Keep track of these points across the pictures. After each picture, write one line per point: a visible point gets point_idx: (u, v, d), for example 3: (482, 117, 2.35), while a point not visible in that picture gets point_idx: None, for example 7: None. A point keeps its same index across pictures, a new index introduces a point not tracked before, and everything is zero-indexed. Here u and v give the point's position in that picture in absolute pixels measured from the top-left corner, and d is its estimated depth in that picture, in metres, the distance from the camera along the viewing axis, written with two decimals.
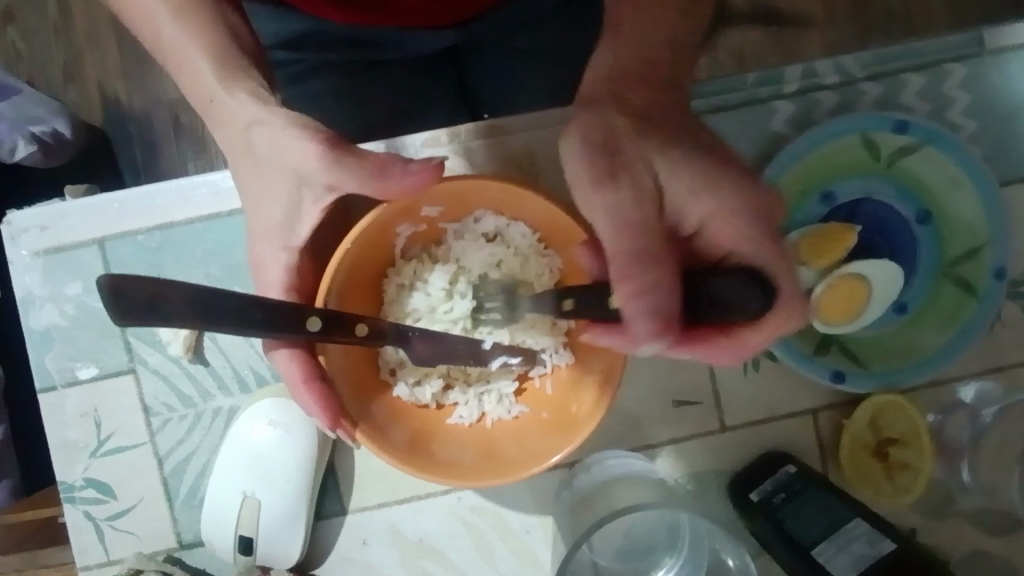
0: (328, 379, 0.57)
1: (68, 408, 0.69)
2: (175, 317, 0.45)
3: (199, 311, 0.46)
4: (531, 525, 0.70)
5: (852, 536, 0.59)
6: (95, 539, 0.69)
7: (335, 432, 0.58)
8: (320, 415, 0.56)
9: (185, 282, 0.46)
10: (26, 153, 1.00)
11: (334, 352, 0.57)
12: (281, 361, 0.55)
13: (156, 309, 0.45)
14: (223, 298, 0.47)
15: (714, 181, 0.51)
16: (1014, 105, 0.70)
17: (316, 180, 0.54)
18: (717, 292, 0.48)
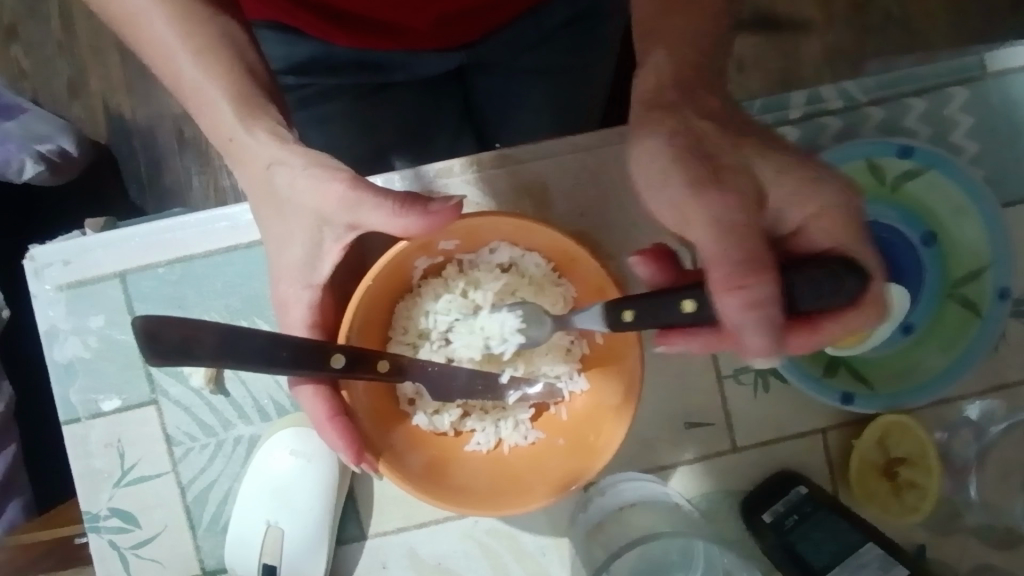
0: (350, 412, 0.58)
1: (93, 437, 0.70)
2: (205, 358, 0.47)
3: (227, 352, 0.47)
4: (546, 546, 0.71)
5: (863, 563, 0.62)
6: (120, 566, 0.70)
7: (359, 466, 0.59)
8: (344, 450, 0.57)
9: (216, 322, 0.47)
10: (34, 172, 0.97)
11: (355, 386, 0.59)
12: (306, 398, 0.56)
13: (188, 352, 0.46)
14: (251, 339, 0.49)
15: (809, 179, 0.47)
16: (1015, 127, 0.72)
17: (337, 220, 0.56)
18: (810, 286, 0.46)
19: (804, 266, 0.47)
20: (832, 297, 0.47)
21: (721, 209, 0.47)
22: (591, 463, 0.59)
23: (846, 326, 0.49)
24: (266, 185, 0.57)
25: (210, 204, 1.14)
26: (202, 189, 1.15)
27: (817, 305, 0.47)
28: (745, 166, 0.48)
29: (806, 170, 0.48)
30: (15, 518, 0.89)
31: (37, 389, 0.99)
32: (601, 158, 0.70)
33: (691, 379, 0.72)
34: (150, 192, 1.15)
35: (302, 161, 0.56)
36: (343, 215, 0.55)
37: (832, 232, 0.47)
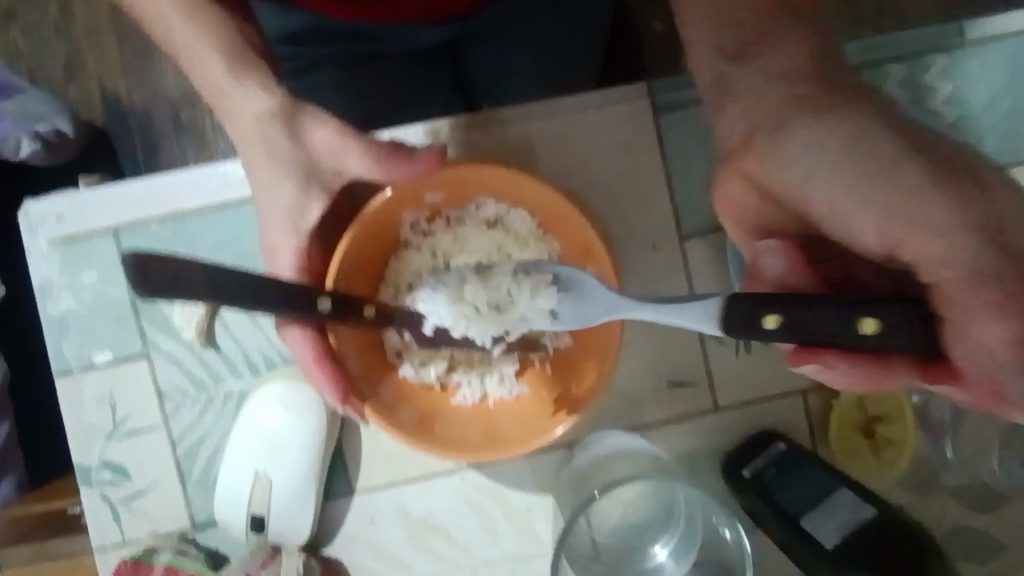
0: (337, 357, 0.60)
1: (85, 391, 0.71)
2: (190, 293, 0.47)
3: (215, 289, 0.48)
4: (532, 503, 0.73)
5: (838, 504, 0.61)
6: (111, 520, 0.71)
7: (343, 409, 0.61)
8: (330, 391, 0.59)
9: (200, 261, 0.48)
10: (31, 150, 0.98)
11: (343, 333, 0.60)
12: (294, 340, 0.58)
13: (174, 286, 0.47)
14: (235, 277, 0.49)
15: None
16: (992, 94, 0.73)
17: (325, 169, 0.58)
18: None
19: None
20: None
21: (927, 199, 0.45)
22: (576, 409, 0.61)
23: None
24: (255, 135, 0.58)
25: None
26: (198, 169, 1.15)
27: None
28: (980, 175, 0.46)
29: None
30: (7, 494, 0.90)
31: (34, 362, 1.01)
32: (587, 122, 0.72)
33: (676, 341, 0.73)
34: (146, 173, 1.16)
35: (290, 112, 0.57)
36: None
37: None
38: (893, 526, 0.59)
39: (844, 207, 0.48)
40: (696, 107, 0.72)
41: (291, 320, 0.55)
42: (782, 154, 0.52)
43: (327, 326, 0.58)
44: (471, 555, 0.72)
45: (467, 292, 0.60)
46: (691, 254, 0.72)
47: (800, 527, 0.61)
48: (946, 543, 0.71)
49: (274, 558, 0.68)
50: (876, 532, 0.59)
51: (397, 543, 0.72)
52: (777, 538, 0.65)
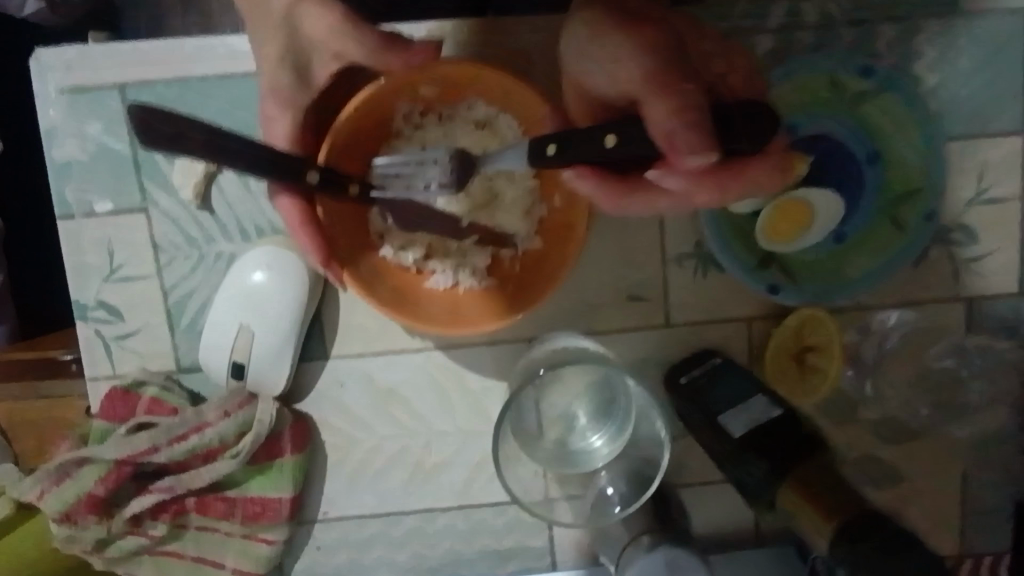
0: (321, 226, 0.65)
1: (85, 233, 0.76)
2: (195, 151, 0.53)
3: (213, 150, 0.53)
4: (488, 387, 0.80)
5: (751, 406, 0.65)
6: (103, 354, 0.78)
7: (325, 273, 0.67)
8: (315, 254, 0.65)
9: (202, 123, 0.53)
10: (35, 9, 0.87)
11: (330, 205, 0.66)
12: (281, 205, 0.63)
13: (177, 140, 0.52)
14: (235, 149, 0.54)
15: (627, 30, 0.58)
16: (971, 65, 0.77)
17: (324, 48, 0.61)
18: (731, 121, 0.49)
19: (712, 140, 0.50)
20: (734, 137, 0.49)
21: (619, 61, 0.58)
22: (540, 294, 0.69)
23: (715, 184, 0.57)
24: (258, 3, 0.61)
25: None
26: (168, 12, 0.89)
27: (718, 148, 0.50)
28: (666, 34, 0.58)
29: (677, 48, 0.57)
30: None
31: None
32: None
33: (639, 258, 0.78)
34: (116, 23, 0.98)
35: None
36: (332, 43, 0.60)
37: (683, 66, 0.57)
38: (786, 424, 0.62)
39: (594, 59, 0.60)
40: None
41: (282, 188, 0.61)
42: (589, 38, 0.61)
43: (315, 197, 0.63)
44: (426, 426, 0.81)
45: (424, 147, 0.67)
46: None
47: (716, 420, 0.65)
48: (851, 468, 0.80)
49: (249, 402, 0.74)
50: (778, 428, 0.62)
51: (362, 406, 0.80)
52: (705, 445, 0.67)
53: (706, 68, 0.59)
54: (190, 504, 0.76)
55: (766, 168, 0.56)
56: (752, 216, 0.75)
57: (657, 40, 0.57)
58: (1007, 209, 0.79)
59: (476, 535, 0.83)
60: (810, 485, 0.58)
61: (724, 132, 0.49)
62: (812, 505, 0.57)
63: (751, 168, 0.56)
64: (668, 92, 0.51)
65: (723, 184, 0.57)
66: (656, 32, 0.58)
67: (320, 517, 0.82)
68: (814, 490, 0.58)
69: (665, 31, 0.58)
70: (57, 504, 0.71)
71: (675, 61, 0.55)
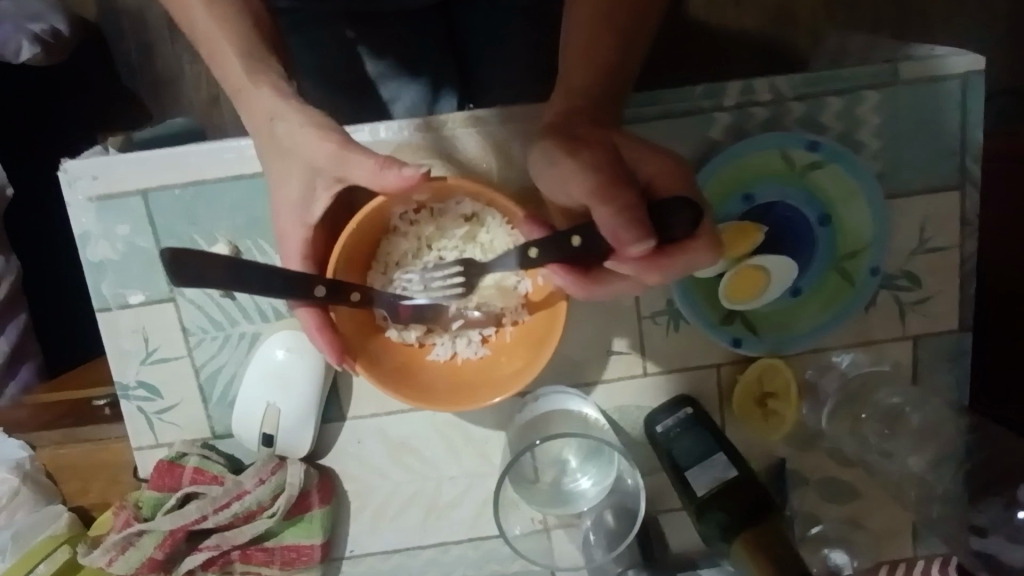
0: (335, 326, 0.75)
1: (122, 323, 0.86)
2: (216, 280, 0.62)
3: (235, 276, 0.62)
4: (489, 436, 0.90)
5: (713, 464, 0.78)
6: (147, 426, 0.88)
7: (341, 366, 0.77)
8: (330, 353, 0.75)
9: (225, 256, 0.62)
10: (31, 53, 1.10)
11: (342, 309, 0.76)
12: (301, 314, 0.74)
13: (201, 275, 0.62)
14: (252, 271, 0.63)
15: (572, 149, 0.64)
16: (914, 128, 0.83)
17: (327, 173, 0.69)
18: (668, 220, 0.60)
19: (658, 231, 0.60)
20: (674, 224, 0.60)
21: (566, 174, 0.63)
22: (531, 362, 0.77)
23: (681, 264, 0.62)
24: (269, 133, 0.70)
25: (201, 97, 1.26)
26: (195, 80, 1.27)
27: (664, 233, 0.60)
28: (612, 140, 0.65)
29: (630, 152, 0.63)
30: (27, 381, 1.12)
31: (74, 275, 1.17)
32: None
33: (617, 317, 0.87)
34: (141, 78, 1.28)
35: (298, 118, 0.69)
36: (333, 169, 0.68)
37: (637, 163, 0.63)
38: (743, 482, 0.75)
39: (553, 172, 0.65)
40: (654, 120, 0.82)
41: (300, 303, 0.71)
42: (546, 150, 0.66)
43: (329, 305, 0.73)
44: (436, 472, 0.91)
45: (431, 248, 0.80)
46: None
47: (683, 475, 0.79)
48: (814, 487, 0.91)
49: (281, 467, 0.85)
50: (736, 487, 0.75)
51: (378, 458, 0.90)
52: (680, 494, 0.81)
53: (638, 169, 0.63)
54: (235, 555, 0.87)
55: (703, 244, 0.61)
56: (716, 278, 0.85)
57: (595, 157, 0.62)
58: (948, 256, 0.87)
59: (486, 562, 0.94)
60: (766, 544, 0.70)
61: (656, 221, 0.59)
62: (763, 562, 0.69)
63: (690, 246, 0.61)
64: (599, 195, 0.59)
65: (671, 266, 0.62)
66: (595, 151, 0.63)
67: (347, 554, 0.93)
68: (768, 550, 0.69)
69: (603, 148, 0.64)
70: (125, 568, 0.84)
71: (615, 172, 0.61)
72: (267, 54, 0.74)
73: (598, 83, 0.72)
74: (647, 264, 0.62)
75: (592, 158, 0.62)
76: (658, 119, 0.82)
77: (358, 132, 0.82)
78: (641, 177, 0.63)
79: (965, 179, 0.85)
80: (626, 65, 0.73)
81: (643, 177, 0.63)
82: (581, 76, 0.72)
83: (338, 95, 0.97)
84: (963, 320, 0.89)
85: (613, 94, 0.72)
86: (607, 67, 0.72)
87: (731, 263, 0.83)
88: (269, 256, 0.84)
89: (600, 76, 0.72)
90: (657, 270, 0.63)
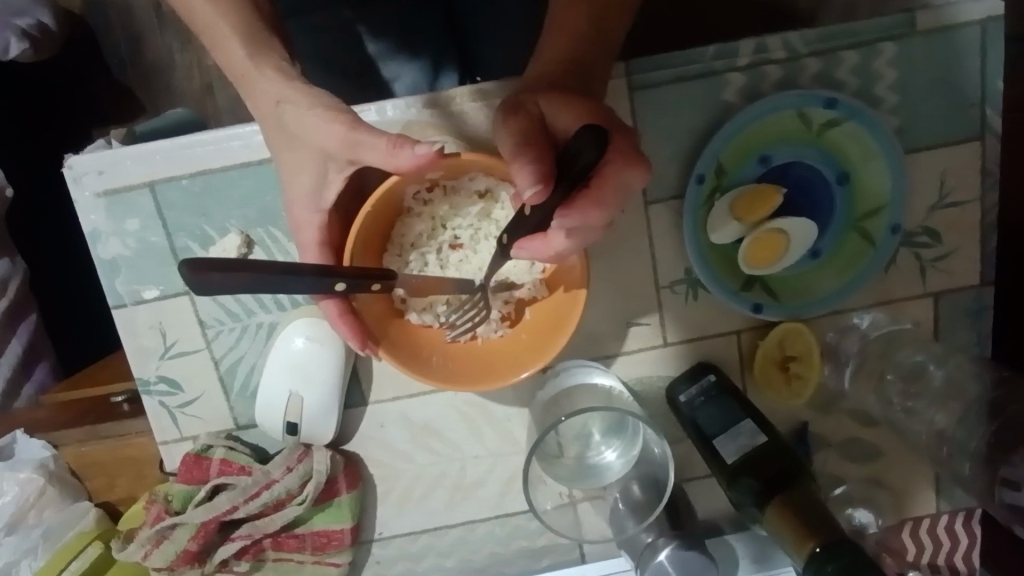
0: (357, 313, 0.75)
1: (139, 320, 0.85)
2: (236, 275, 0.58)
3: (251, 271, 0.59)
4: (511, 414, 0.90)
5: (740, 431, 0.78)
6: (170, 421, 0.89)
7: (364, 351, 0.77)
8: (352, 338, 0.75)
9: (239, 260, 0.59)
10: (20, 50, 1.07)
11: (363, 298, 0.76)
12: (324, 305, 0.74)
13: (218, 273, 0.58)
14: (270, 266, 0.60)
15: (510, 112, 0.64)
16: (933, 80, 0.81)
17: (339, 157, 0.68)
18: (572, 148, 0.56)
19: (565, 168, 0.57)
20: (582, 154, 0.55)
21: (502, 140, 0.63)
22: (552, 342, 0.76)
23: (616, 190, 0.59)
24: (277, 119, 0.69)
25: (194, 86, 1.22)
26: (186, 67, 1.22)
27: (575, 165, 0.55)
28: (539, 100, 0.64)
29: (560, 105, 0.62)
30: (44, 380, 1.11)
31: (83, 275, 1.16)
32: None
33: (635, 288, 0.86)
34: (131, 70, 1.23)
35: (305, 102, 0.68)
36: (345, 152, 0.67)
37: (568, 117, 0.61)
38: (774, 448, 0.76)
39: (499, 146, 0.66)
40: (665, 86, 0.80)
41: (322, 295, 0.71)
42: (496, 125, 0.67)
43: (351, 295, 0.73)
44: (460, 452, 0.91)
45: (444, 228, 0.79)
46: (653, 215, 0.84)
47: (711, 443, 0.79)
48: (836, 450, 0.91)
49: (307, 454, 0.85)
50: (767, 453, 0.76)
51: (402, 442, 0.90)
52: (709, 465, 0.81)
53: (561, 124, 0.62)
54: (267, 543, 0.88)
55: (622, 163, 0.57)
56: (734, 243, 0.84)
57: (517, 127, 0.62)
58: (967, 210, 0.86)
59: (513, 538, 0.94)
60: (796, 505, 0.69)
61: (564, 161, 0.57)
62: (794, 522, 0.68)
63: (610, 170, 0.57)
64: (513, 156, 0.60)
65: (605, 196, 0.58)
66: (523, 117, 0.63)
67: (376, 536, 0.93)
68: (799, 510, 0.69)
69: (538, 108, 0.64)
70: (161, 561, 0.84)
71: (533, 136, 0.61)
72: (269, 37, 0.73)
73: (606, 49, 0.71)
74: (589, 211, 0.59)
75: (519, 121, 0.63)
76: (669, 83, 0.80)
77: (365, 113, 0.80)
78: (566, 131, 0.61)
79: (986, 130, 0.83)
80: (607, 37, 0.71)
81: (563, 131, 0.62)
82: (558, 51, 0.70)
83: (342, 82, 0.94)
84: (985, 275, 0.88)
85: (593, 68, 0.70)
86: (589, 39, 0.70)
87: (749, 228, 0.82)
88: (282, 245, 0.83)
89: (578, 49, 0.70)
90: (598, 210, 0.59)
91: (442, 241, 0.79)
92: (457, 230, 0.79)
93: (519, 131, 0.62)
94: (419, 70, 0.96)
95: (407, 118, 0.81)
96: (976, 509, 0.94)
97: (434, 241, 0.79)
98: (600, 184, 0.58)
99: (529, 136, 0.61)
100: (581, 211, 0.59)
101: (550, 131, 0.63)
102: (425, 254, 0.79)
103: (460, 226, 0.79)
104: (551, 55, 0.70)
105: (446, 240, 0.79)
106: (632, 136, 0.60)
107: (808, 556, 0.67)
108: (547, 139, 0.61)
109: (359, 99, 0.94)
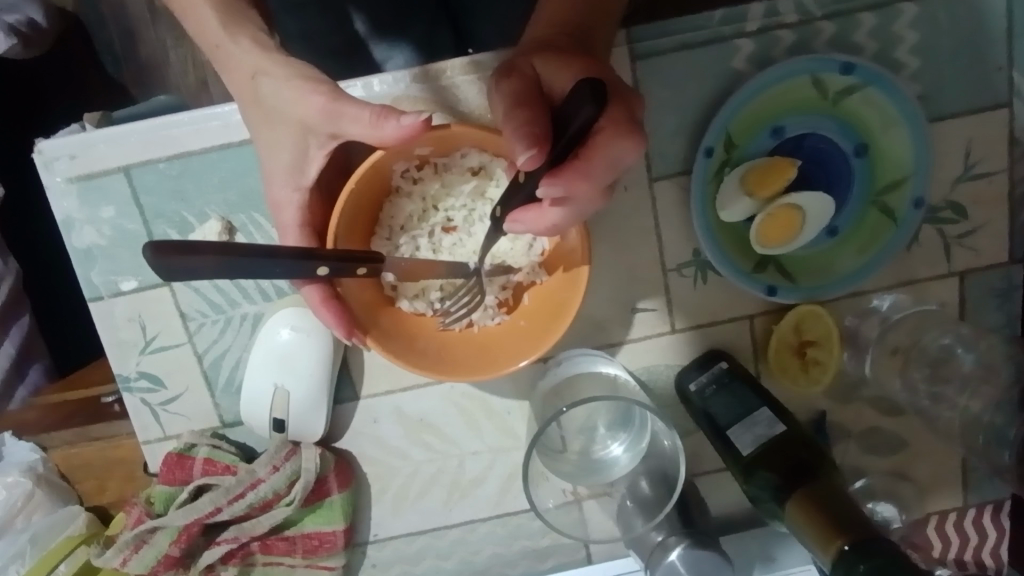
0: (343, 301, 0.71)
1: (117, 313, 0.81)
2: (207, 255, 0.53)
3: (227, 254, 0.54)
4: (510, 407, 0.85)
5: (756, 420, 0.74)
6: (153, 419, 0.84)
7: (351, 340, 0.72)
8: (337, 327, 0.70)
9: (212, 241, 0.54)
10: (8, 46, 1.02)
11: (349, 284, 0.71)
12: (308, 292, 0.69)
13: (187, 255, 0.53)
14: (249, 251, 0.55)
15: (506, 74, 0.59)
16: (958, 43, 0.76)
17: (319, 131, 0.63)
18: (570, 108, 0.51)
19: (564, 129, 0.51)
20: (579, 114, 0.49)
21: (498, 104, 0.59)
22: (552, 329, 0.71)
23: (609, 158, 0.54)
24: (253, 92, 0.64)
25: (189, 82, 1.16)
26: (181, 64, 1.17)
27: (570, 126, 0.50)
28: (533, 60, 0.59)
29: (558, 65, 0.58)
30: (37, 382, 1.05)
31: (67, 271, 1.11)
32: None
33: (640, 272, 0.81)
34: (126, 66, 1.19)
35: (281, 72, 0.63)
36: (324, 125, 0.62)
37: (564, 76, 0.57)
38: (794, 439, 0.71)
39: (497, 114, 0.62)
40: (669, 54, 0.75)
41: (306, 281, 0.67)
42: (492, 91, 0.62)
43: (335, 280, 0.69)
44: (458, 448, 0.86)
45: (437, 209, 0.75)
46: (658, 193, 0.79)
47: (724, 434, 0.75)
48: (856, 440, 0.86)
49: (295, 453, 0.81)
50: (785, 443, 0.71)
51: (395, 438, 0.86)
52: (722, 457, 0.76)
53: (556, 86, 0.57)
54: (255, 546, 0.84)
55: (616, 131, 0.52)
56: (745, 222, 0.79)
57: (510, 88, 0.58)
58: (995, 183, 0.80)
59: (515, 538, 0.89)
60: (818, 498, 0.64)
61: (560, 123, 0.52)
62: (818, 517, 0.63)
63: (602, 138, 0.52)
64: (506, 120, 0.55)
65: (594, 168, 0.53)
66: (517, 77, 0.58)
67: (371, 539, 0.89)
68: (821, 504, 0.63)
69: (534, 68, 0.59)
70: (141, 567, 0.81)
71: (528, 96, 0.56)
72: (245, 8, 0.68)
73: (607, 10, 0.66)
74: (578, 181, 0.54)
75: (514, 82, 0.58)
76: (674, 51, 0.75)
77: (350, 87, 0.76)
78: (563, 91, 0.57)
79: (1014, 96, 0.77)
80: (608, 3, 0.66)
81: (560, 93, 0.57)
82: (557, 14, 0.64)
83: (329, 61, 0.89)
84: (1014, 253, 0.82)
85: (594, 33, 0.64)
86: (588, 5, 0.65)
87: (762, 205, 0.77)
88: (265, 231, 0.79)
89: (579, 13, 0.64)
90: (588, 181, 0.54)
91: (433, 224, 0.75)
92: (450, 211, 0.74)
93: (514, 93, 0.57)
94: (409, 46, 0.90)
95: (397, 94, 0.76)
96: (1006, 501, 0.89)
97: (424, 225, 0.75)
98: (590, 152, 0.53)
99: (525, 96, 0.56)
100: (569, 179, 0.54)
101: (546, 93, 0.58)
102: (415, 238, 0.75)
103: (451, 208, 0.74)
104: (546, 17, 0.65)
105: (436, 222, 0.75)
106: (631, 100, 0.55)
107: (836, 556, 0.61)
108: (542, 99, 0.56)
109: (347, 75, 0.89)
